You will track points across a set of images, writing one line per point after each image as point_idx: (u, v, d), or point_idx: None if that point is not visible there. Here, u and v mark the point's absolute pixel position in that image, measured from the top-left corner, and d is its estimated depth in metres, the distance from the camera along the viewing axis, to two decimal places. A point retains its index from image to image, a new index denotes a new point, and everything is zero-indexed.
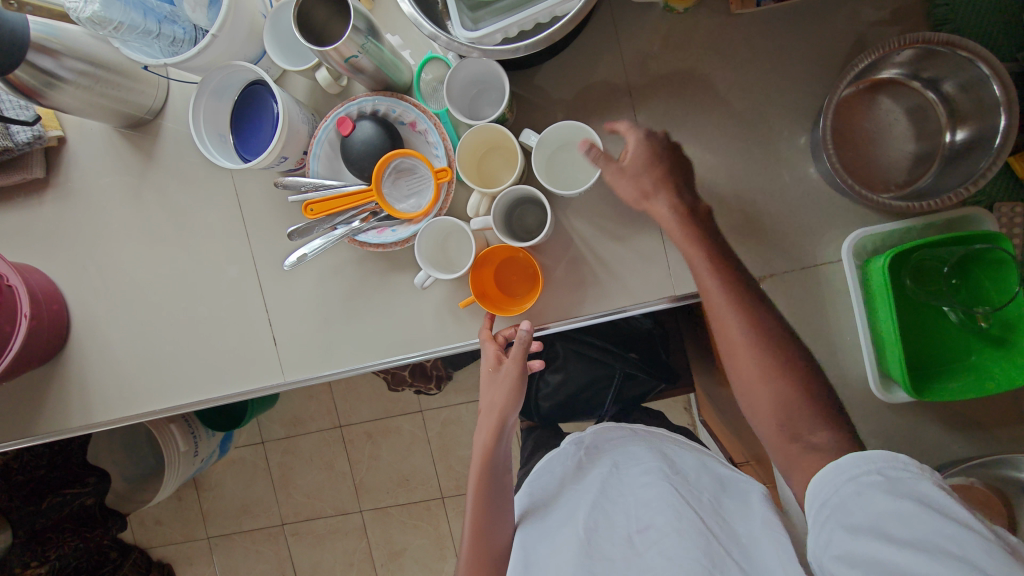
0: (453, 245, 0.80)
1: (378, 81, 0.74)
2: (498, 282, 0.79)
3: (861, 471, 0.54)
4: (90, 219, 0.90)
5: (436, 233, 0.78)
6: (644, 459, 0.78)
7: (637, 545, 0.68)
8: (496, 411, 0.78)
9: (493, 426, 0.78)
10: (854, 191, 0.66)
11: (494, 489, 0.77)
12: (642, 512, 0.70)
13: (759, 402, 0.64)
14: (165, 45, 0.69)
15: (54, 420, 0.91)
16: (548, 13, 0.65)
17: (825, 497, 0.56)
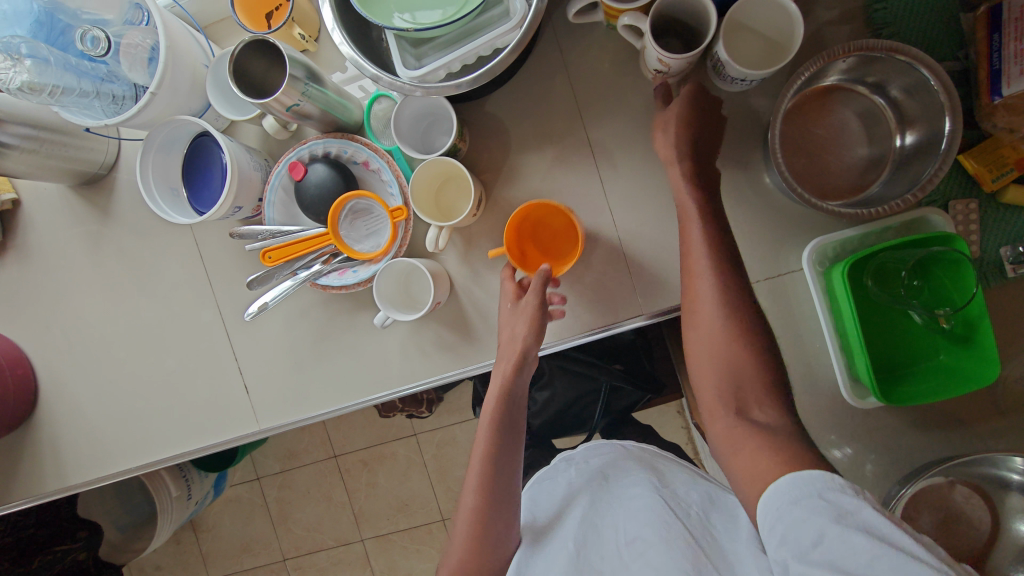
0: (414, 283, 0.79)
1: (327, 123, 0.74)
2: (532, 235, 0.76)
3: (804, 496, 0.51)
4: (51, 278, 0.88)
5: (397, 272, 0.77)
6: (633, 472, 0.78)
7: (625, 557, 0.67)
8: (507, 373, 0.70)
9: (504, 378, 0.70)
10: (805, 199, 0.66)
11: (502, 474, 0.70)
12: (629, 525, 0.70)
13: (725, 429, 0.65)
14: (107, 103, 0.68)
15: (29, 486, 0.89)
16: (489, 46, 0.65)
17: (768, 517, 0.53)
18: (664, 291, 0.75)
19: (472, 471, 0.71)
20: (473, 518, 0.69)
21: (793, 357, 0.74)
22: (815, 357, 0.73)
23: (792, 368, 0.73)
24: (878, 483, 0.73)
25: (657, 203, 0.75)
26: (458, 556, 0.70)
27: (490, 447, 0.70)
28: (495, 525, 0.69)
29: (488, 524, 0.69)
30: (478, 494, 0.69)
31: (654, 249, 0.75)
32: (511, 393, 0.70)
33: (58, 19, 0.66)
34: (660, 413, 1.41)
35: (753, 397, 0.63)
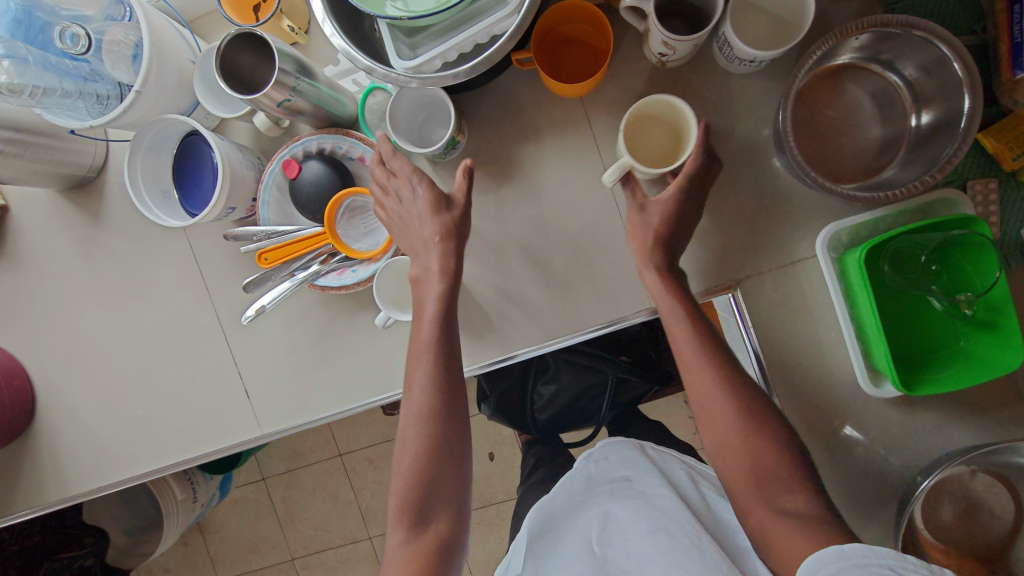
0: None
1: (321, 118, 0.72)
2: (552, 58, 0.71)
3: (871, 561, 0.45)
4: (43, 285, 0.86)
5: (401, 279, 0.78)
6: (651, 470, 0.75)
7: (649, 547, 0.64)
8: (441, 301, 0.67)
9: (439, 294, 0.67)
10: (818, 184, 0.63)
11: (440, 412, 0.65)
12: (653, 513, 0.67)
13: (742, 428, 0.62)
14: (92, 103, 0.65)
15: (30, 498, 0.87)
16: (486, 32, 0.63)
17: (821, 575, 0.48)
18: None
19: (415, 382, 0.66)
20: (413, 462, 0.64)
21: (806, 346, 0.72)
22: (830, 345, 0.71)
23: (806, 357, 0.72)
24: (898, 473, 0.71)
25: (663, 192, 0.73)
26: (403, 496, 0.65)
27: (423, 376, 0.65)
28: (448, 456, 0.65)
29: (437, 456, 0.65)
30: (425, 408, 0.65)
31: None
32: (443, 318, 0.67)
33: (37, 17, 0.64)
34: (668, 404, 1.40)
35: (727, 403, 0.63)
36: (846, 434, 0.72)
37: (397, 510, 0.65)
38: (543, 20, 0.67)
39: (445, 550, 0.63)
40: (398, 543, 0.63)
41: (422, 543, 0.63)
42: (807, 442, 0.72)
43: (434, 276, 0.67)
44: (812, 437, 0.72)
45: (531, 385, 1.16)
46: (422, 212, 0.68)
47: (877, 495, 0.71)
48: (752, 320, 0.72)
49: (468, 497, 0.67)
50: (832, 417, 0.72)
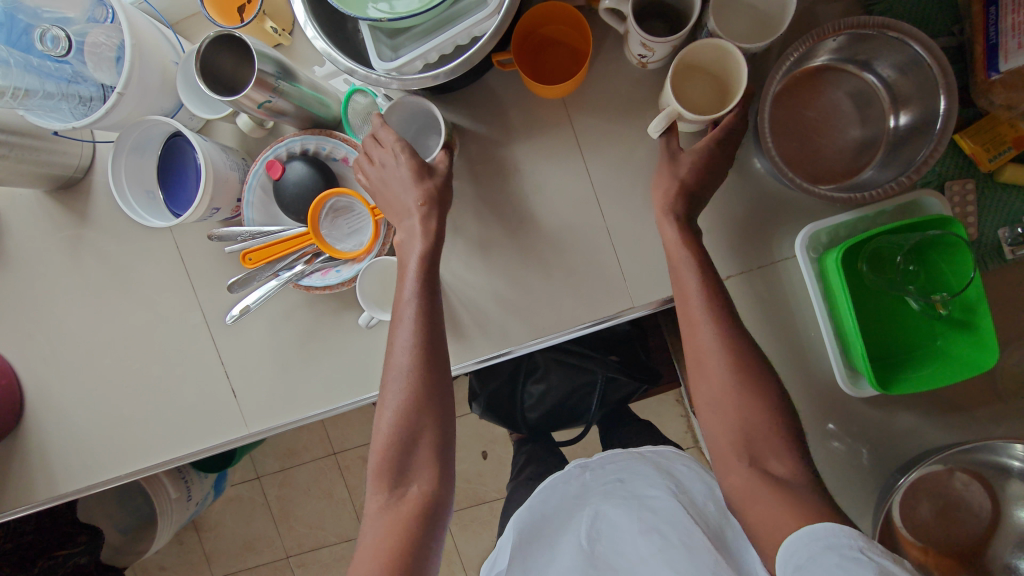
0: None
1: (304, 119, 0.72)
2: (534, 59, 0.71)
3: (842, 543, 0.47)
4: (31, 285, 0.87)
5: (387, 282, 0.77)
6: (645, 468, 0.77)
7: (642, 548, 0.67)
8: (424, 261, 0.68)
9: (422, 251, 0.68)
10: (796, 184, 0.63)
11: (426, 380, 0.65)
12: (646, 512, 0.69)
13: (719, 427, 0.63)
14: (75, 105, 0.65)
15: (19, 497, 0.88)
16: (466, 34, 0.63)
17: (797, 559, 0.49)
18: (656, 282, 0.73)
19: (398, 336, 0.67)
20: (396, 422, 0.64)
21: (786, 346, 0.72)
22: (810, 345, 0.72)
23: (785, 356, 0.72)
24: (877, 471, 0.71)
25: (645, 193, 0.73)
26: (382, 454, 0.65)
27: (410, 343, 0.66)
28: (430, 414, 0.65)
29: (419, 423, 0.65)
30: (408, 362, 0.65)
31: (644, 239, 0.73)
32: (428, 287, 0.67)
33: (19, 20, 0.64)
34: (660, 402, 1.40)
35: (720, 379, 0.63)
36: (826, 433, 0.72)
37: (376, 465, 0.65)
38: (522, 22, 0.67)
39: (428, 509, 0.63)
40: (379, 504, 0.64)
41: (402, 502, 0.63)
42: None
43: (417, 230, 0.68)
44: None
45: (520, 384, 1.16)
46: (405, 181, 0.68)
47: (856, 494, 0.72)
48: None
49: (451, 459, 0.67)
50: (812, 416, 0.72)
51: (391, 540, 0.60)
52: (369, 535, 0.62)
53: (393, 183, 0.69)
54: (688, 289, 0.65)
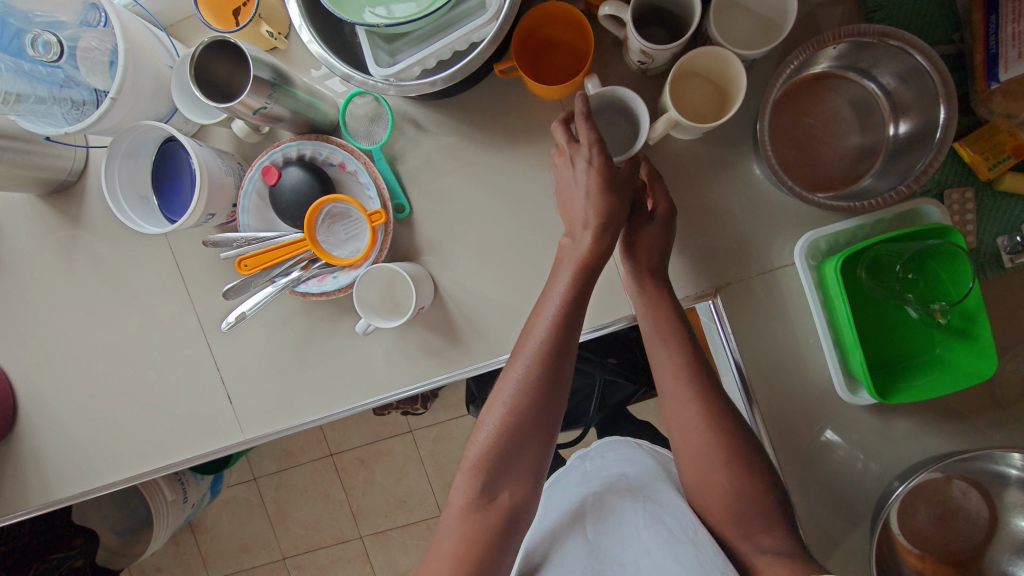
0: (398, 288, 0.77)
1: (300, 124, 0.71)
2: (533, 63, 0.70)
3: None
4: (24, 289, 0.86)
5: (379, 281, 0.76)
6: (648, 465, 0.75)
7: (646, 539, 0.63)
8: (575, 280, 0.65)
9: (570, 284, 0.65)
10: (796, 193, 0.63)
11: (545, 396, 0.63)
12: (649, 506, 0.66)
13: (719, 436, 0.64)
14: (67, 110, 0.64)
15: (13, 502, 0.87)
16: (464, 40, 0.62)
17: None
18: None
19: (524, 346, 0.64)
20: (499, 432, 0.63)
21: (785, 353, 0.72)
22: (808, 352, 0.72)
23: (784, 364, 0.73)
24: (876, 479, 0.72)
25: None
26: (478, 459, 0.63)
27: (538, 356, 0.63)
28: (533, 432, 0.63)
29: (526, 435, 0.63)
30: (527, 375, 0.63)
31: None
32: (573, 305, 0.64)
33: (10, 24, 0.63)
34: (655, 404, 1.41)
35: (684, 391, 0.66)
36: (824, 440, 0.72)
37: (472, 466, 0.63)
38: (522, 26, 0.66)
39: (512, 521, 0.62)
40: (466, 502, 0.62)
41: (489, 508, 0.62)
42: (785, 447, 0.73)
43: (568, 260, 0.66)
44: (790, 444, 0.73)
45: None
46: (588, 188, 0.64)
47: (854, 501, 0.72)
48: (731, 327, 0.72)
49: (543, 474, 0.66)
50: (810, 423, 0.72)
51: (468, 541, 0.60)
52: (447, 533, 0.62)
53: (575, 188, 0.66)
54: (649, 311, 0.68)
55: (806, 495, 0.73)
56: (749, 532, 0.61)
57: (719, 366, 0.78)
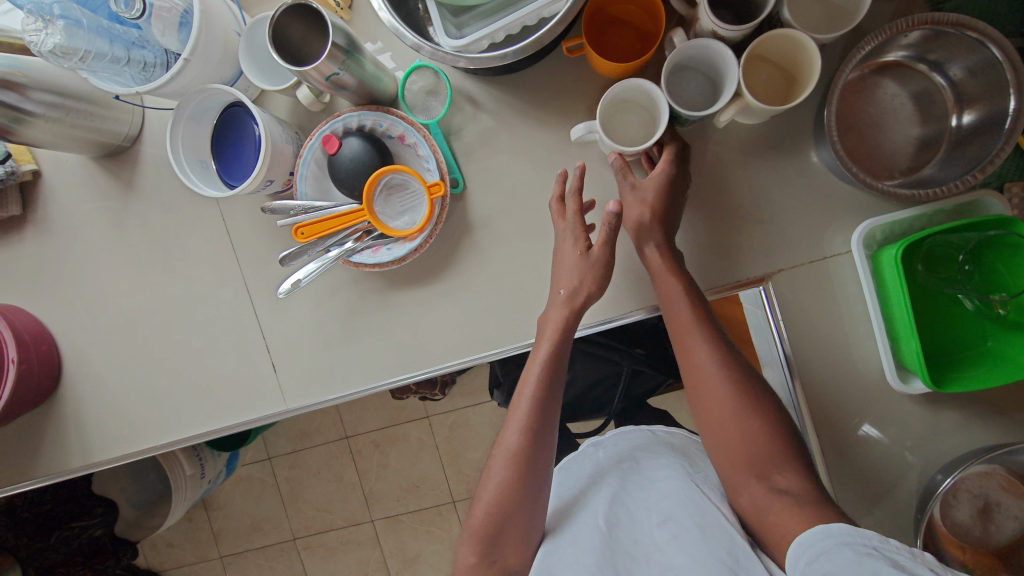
0: (620, 117, 0.71)
1: (363, 95, 0.72)
2: (599, 39, 0.70)
3: (855, 541, 0.49)
4: (71, 252, 0.86)
5: (642, 100, 0.70)
6: (665, 459, 0.77)
7: (659, 537, 0.65)
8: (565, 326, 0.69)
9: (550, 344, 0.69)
10: (859, 178, 0.64)
11: (537, 443, 0.69)
12: (663, 504, 0.69)
13: (719, 398, 0.65)
14: (137, 71, 0.65)
15: (51, 463, 0.88)
16: (535, 15, 0.62)
17: (810, 553, 0.51)
18: (706, 273, 0.74)
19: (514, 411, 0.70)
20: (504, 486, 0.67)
21: (834, 342, 0.73)
22: (858, 341, 0.72)
23: (831, 353, 0.73)
24: (918, 470, 0.72)
25: (700, 184, 0.73)
26: (482, 518, 0.67)
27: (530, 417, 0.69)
28: (528, 482, 0.67)
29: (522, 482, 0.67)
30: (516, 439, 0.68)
31: (695, 230, 0.74)
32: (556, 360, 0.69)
33: None
34: (674, 398, 1.42)
35: (690, 344, 0.68)
36: (866, 429, 0.73)
37: (476, 528, 0.67)
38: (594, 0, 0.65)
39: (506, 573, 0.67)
40: (470, 562, 0.67)
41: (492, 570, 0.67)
42: (828, 435, 0.73)
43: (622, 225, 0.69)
44: (834, 432, 0.73)
45: None
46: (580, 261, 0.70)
47: (896, 490, 0.73)
48: (782, 313, 0.73)
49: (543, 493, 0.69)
50: (855, 411, 0.73)
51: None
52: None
53: (561, 247, 0.72)
54: (674, 300, 0.68)
55: (847, 483, 0.73)
56: (766, 472, 0.62)
57: (764, 353, 0.79)
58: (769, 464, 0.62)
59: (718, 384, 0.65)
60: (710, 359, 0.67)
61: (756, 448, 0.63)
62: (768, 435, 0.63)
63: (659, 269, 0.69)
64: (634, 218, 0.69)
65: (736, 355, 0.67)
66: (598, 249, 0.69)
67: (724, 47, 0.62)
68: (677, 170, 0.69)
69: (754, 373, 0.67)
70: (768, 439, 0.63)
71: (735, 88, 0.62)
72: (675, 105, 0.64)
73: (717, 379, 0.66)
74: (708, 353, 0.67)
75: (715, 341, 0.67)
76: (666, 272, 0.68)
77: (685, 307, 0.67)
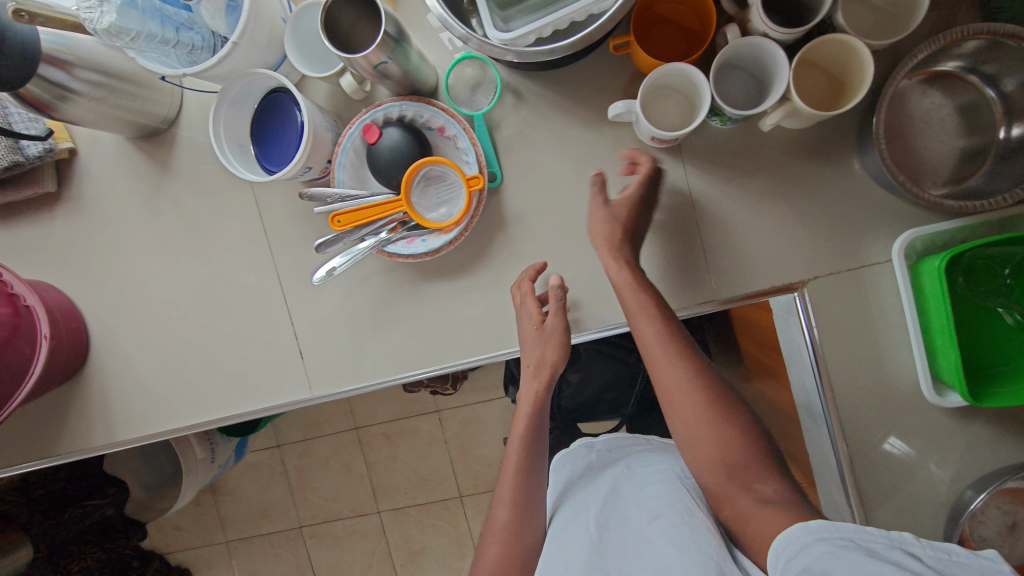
0: (656, 106, 0.70)
1: (405, 85, 0.72)
2: (646, 36, 0.70)
3: (832, 534, 0.49)
4: (103, 231, 0.87)
5: (680, 87, 0.69)
6: (656, 461, 0.76)
7: (648, 534, 0.64)
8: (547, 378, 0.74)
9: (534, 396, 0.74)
10: (906, 188, 0.63)
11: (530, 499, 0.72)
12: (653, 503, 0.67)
13: (692, 414, 0.65)
14: (183, 53, 0.66)
15: (74, 440, 0.89)
16: (584, 11, 0.62)
17: (791, 549, 0.51)
18: (741, 277, 0.73)
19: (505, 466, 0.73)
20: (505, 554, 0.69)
21: (868, 351, 0.72)
22: (892, 352, 0.72)
23: (864, 362, 0.72)
24: (947, 484, 0.72)
25: (739, 187, 0.73)
26: None
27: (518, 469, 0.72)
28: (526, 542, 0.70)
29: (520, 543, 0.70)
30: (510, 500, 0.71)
31: (731, 234, 0.73)
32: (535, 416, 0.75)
33: None
34: None
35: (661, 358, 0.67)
36: (894, 441, 0.73)
37: None
38: None
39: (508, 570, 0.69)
40: None
41: None
42: (857, 445, 0.73)
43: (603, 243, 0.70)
44: (863, 442, 0.73)
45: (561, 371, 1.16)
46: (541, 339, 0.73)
47: (923, 503, 0.72)
48: (816, 320, 0.72)
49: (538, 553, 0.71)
50: (886, 422, 0.73)
51: None
52: None
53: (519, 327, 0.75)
54: (641, 324, 0.67)
55: (874, 494, 0.73)
56: (749, 484, 0.62)
57: (793, 360, 0.79)
58: (751, 476, 0.62)
59: (690, 392, 0.65)
60: (680, 375, 0.66)
61: (735, 484, 0.62)
62: (745, 451, 0.63)
63: (622, 283, 0.69)
64: (606, 237, 0.70)
65: (705, 367, 0.67)
66: (553, 320, 0.72)
67: (777, 48, 0.61)
68: (652, 194, 0.71)
69: (725, 383, 0.67)
70: (747, 449, 0.63)
71: (784, 91, 0.62)
72: (723, 105, 0.63)
73: (686, 389, 0.65)
74: (677, 367, 0.66)
75: (681, 354, 0.67)
76: (637, 293, 0.68)
77: (650, 323, 0.67)
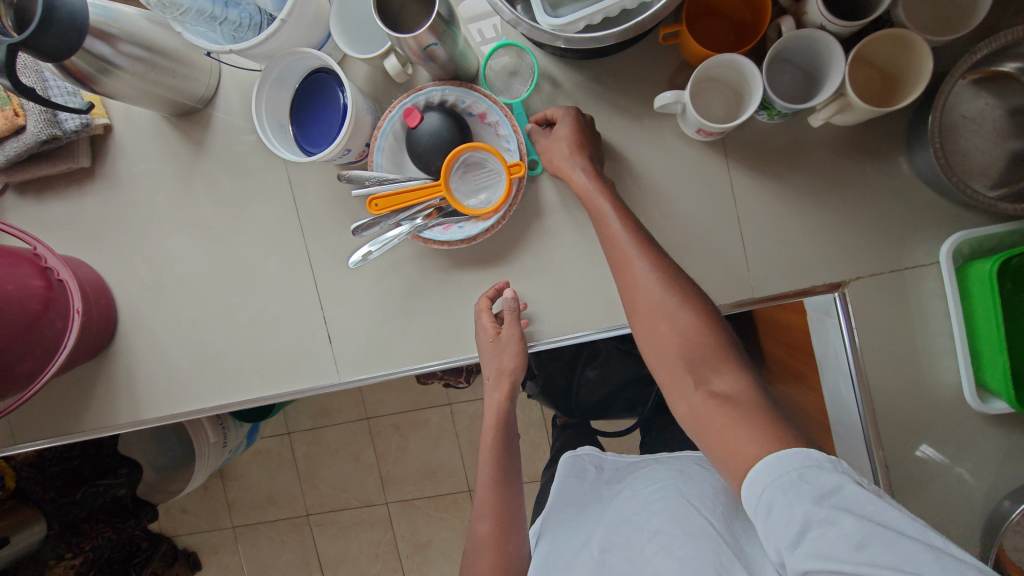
0: (701, 98, 0.69)
1: (448, 70, 0.71)
2: (695, 27, 0.69)
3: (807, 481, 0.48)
4: (135, 209, 0.87)
5: (728, 80, 0.68)
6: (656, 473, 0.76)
7: (647, 547, 0.64)
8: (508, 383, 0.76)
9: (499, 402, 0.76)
10: (960, 188, 0.62)
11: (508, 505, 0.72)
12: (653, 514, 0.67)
13: (657, 320, 0.60)
14: (229, 30, 0.65)
15: (97, 417, 0.89)
16: None
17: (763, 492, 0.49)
18: (780, 275, 0.72)
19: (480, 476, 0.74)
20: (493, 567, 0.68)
21: (907, 355, 0.71)
22: (933, 356, 0.71)
23: (903, 366, 0.71)
24: (984, 493, 0.71)
25: (781, 184, 0.72)
26: None
27: (494, 478, 0.73)
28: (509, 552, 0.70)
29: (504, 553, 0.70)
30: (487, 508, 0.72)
31: (771, 231, 0.72)
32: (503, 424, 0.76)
33: None
34: None
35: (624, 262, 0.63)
36: (929, 447, 0.72)
37: None
38: None
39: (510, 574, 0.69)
40: None
41: None
42: (893, 450, 0.72)
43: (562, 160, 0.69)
44: (897, 447, 0.72)
45: (579, 367, 1.14)
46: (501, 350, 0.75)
47: (957, 511, 0.71)
48: (856, 322, 0.71)
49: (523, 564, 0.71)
50: (923, 427, 0.71)
51: None
52: None
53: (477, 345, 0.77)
54: (611, 228, 0.64)
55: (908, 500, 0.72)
56: (702, 376, 0.58)
57: (827, 362, 0.77)
58: (705, 366, 0.58)
59: (655, 290, 0.60)
60: (647, 273, 0.61)
61: (695, 389, 0.58)
62: (711, 352, 0.58)
63: (590, 191, 0.66)
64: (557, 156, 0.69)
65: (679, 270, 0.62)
66: (507, 330, 0.74)
67: (834, 40, 0.60)
68: (580, 129, 0.70)
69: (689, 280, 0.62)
70: (708, 343, 0.58)
71: (839, 84, 0.60)
72: (774, 95, 0.62)
73: (656, 292, 0.60)
74: (648, 266, 0.61)
75: (647, 248, 0.62)
76: (603, 203, 0.65)
77: (616, 221, 0.64)
